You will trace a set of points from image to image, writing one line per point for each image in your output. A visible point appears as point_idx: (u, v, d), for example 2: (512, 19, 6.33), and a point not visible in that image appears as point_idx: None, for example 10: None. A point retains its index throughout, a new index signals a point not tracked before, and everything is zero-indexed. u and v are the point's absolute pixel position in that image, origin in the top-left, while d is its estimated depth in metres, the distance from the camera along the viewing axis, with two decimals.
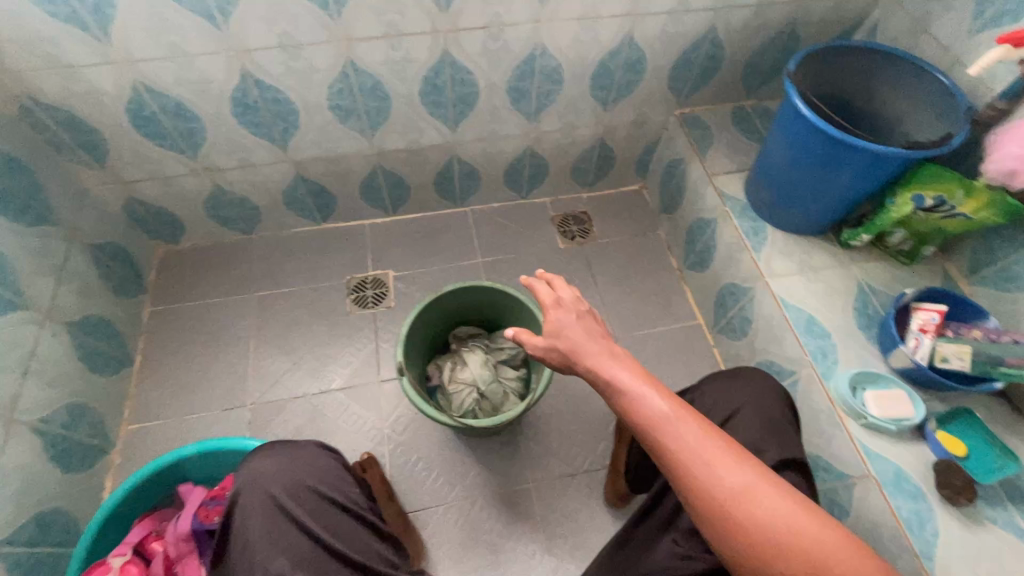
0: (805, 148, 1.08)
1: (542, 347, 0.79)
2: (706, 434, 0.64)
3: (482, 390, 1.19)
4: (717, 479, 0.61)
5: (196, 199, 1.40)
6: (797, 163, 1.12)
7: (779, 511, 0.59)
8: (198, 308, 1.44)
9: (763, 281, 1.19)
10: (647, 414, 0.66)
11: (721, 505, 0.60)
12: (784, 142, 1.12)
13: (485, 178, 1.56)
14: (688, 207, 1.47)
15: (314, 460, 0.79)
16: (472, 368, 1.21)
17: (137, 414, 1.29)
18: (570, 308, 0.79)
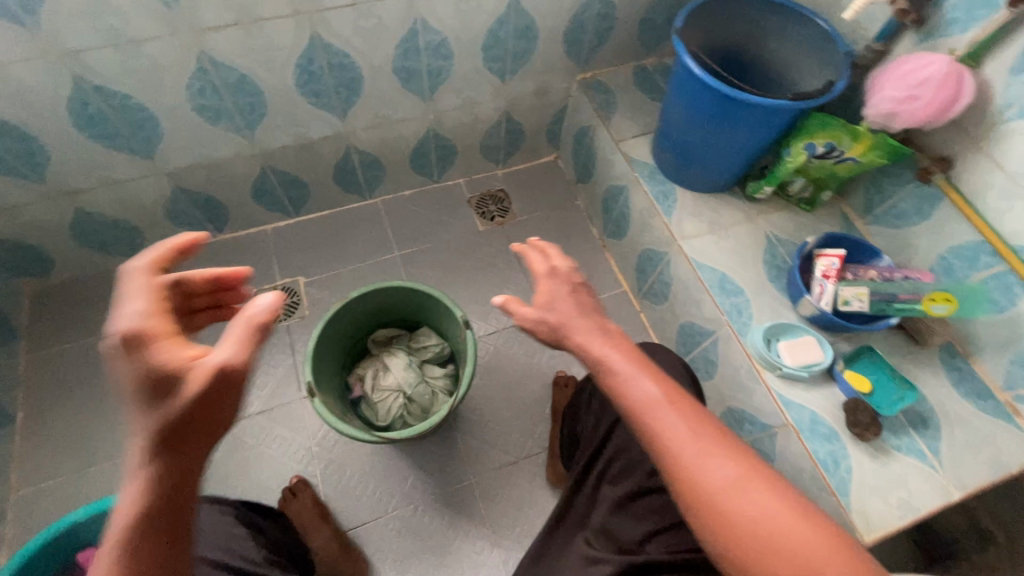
0: (701, 108, 1.07)
1: (525, 320, 0.66)
2: (701, 426, 0.55)
3: (408, 394, 1.14)
4: (710, 476, 0.53)
5: (57, 227, 1.23)
6: (695, 123, 1.10)
7: (779, 519, 0.51)
8: (84, 348, 1.29)
9: (677, 244, 1.18)
10: (638, 400, 0.57)
11: (712, 507, 0.52)
12: (684, 102, 1.10)
13: (390, 166, 1.47)
14: (601, 175, 1.44)
15: (197, 519, 0.73)
16: (394, 373, 1.15)
17: (26, 476, 1.15)
18: (563, 278, 0.67)
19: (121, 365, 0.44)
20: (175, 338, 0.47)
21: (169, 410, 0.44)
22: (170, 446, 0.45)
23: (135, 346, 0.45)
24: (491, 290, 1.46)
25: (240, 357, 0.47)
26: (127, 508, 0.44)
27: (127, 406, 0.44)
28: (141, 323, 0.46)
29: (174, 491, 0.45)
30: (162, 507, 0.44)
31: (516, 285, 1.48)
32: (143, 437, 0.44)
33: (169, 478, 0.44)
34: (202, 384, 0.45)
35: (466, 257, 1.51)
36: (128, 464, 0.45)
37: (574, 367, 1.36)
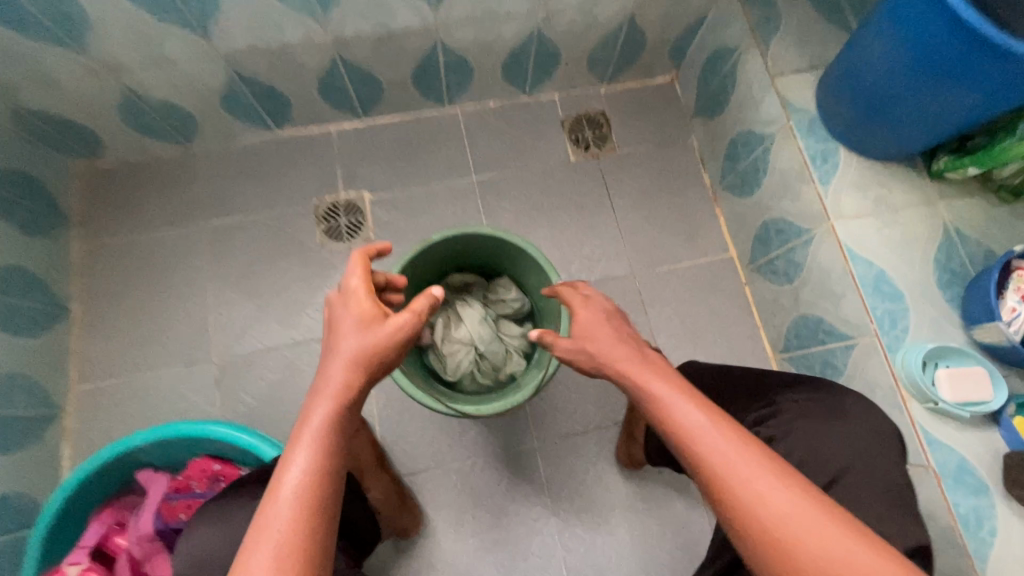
0: (924, 50, 0.78)
1: (568, 353, 0.72)
2: (748, 446, 0.52)
3: (479, 351, 1.02)
4: (762, 499, 0.49)
5: (105, 106, 1.08)
6: (904, 70, 0.82)
7: (837, 543, 0.46)
8: (138, 245, 1.20)
9: (827, 224, 0.96)
10: (679, 419, 0.56)
11: (764, 532, 0.48)
12: (898, 37, 0.80)
13: (479, 72, 1.22)
14: (735, 114, 1.17)
15: None
16: (469, 325, 1.02)
17: (84, 372, 1.13)
18: (598, 308, 0.73)
19: (345, 317, 0.65)
20: (375, 306, 0.66)
21: (370, 343, 0.62)
22: (369, 372, 0.62)
23: (351, 303, 0.66)
24: (577, 235, 1.28)
25: (412, 326, 0.65)
26: (320, 408, 0.59)
27: (340, 342, 0.63)
28: (364, 290, 0.66)
29: (354, 400, 0.61)
30: (345, 409, 0.60)
31: (606, 232, 1.28)
32: (346, 359, 0.62)
33: (358, 391, 0.62)
34: (394, 333, 0.64)
35: (553, 193, 1.30)
36: (322, 372, 0.61)
37: (660, 337, 1.22)
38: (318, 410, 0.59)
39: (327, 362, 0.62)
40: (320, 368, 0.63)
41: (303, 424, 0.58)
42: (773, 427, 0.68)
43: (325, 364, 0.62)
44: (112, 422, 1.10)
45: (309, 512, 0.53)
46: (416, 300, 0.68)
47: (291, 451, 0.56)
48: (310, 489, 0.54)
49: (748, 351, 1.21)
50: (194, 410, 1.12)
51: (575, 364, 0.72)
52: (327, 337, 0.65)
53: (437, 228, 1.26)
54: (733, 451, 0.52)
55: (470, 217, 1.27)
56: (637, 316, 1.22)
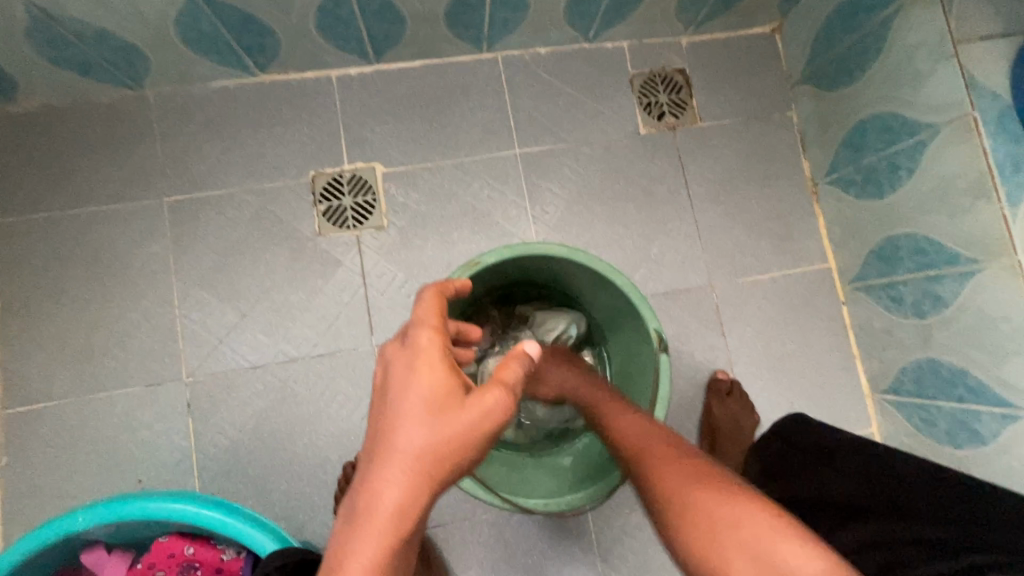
0: None
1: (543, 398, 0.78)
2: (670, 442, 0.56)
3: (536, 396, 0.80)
4: (664, 474, 0.52)
5: (9, 29, 0.75)
6: None
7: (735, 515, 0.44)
8: (75, 222, 0.91)
9: (1013, 259, 0.71)
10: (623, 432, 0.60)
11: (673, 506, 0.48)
12: None
13: (535, 6, 0.90)
14: (874, 88, 0.89)
15: None
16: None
17: (14, 391, 0.87)
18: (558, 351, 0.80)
19: (404, 390, 0.43)
20: (455, 375, 0.44)
21: (443, 439, 0.41)
22: (439, 484, 0.41)
23: (417, 367, 0.44)
24: (645, 233, 1.01)
25: (505, 410, 0.44)
26: (364, 553, 0.38)
27: (397, 435, 0.41)
28: (438, 350, 0.45)
29: (417, 527, 0.40)
30: (404, 546, 0.39)
31: (680, 230, 1.02)
32: (406, 464, 0.40)
33: (425, 515, 0.40)
34: (482, 422, 0.43)
35: (616, 175, 1.02)
36: (368, 476, 0.40)
37: (739, 366, 1.00)
38: (360, 553, 0.38)
39: (378, 466, 0.40)
40: (364, 470, 0.41)
41: (335, 572, 0.37)
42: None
43: (375, 466, 0.41)
44: (53, 457, 0.86)
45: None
46: (508, 365, 0.47)
47: None
48: None
49: (843, 387, 1.00)
50: (160, 442, 0.88)
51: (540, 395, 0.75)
52: (379, 417, 0.43)
53: (468, 215, 0.98)
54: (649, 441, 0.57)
55: (511, 203, 0.99)
56: (712, 338, 1.00)
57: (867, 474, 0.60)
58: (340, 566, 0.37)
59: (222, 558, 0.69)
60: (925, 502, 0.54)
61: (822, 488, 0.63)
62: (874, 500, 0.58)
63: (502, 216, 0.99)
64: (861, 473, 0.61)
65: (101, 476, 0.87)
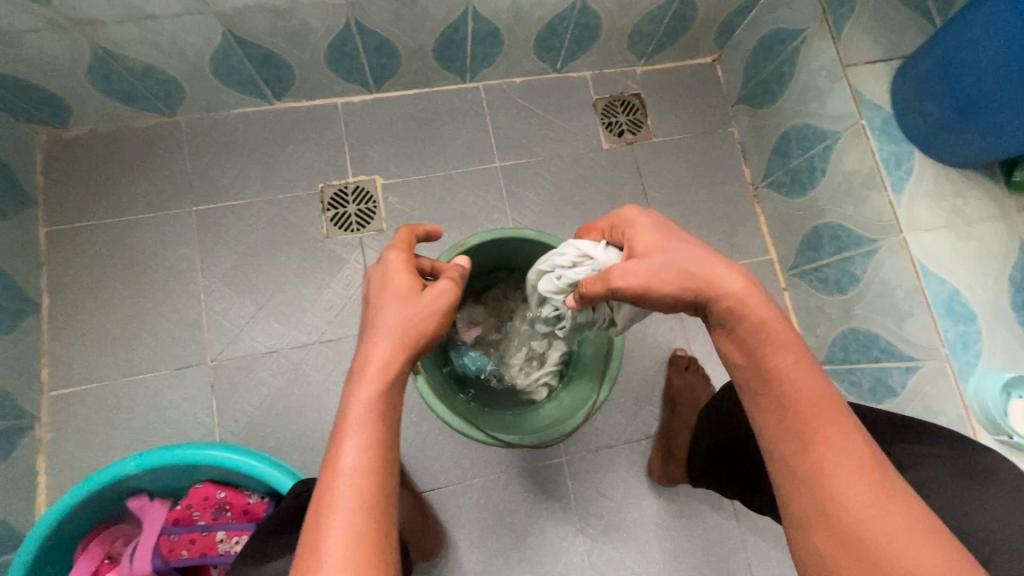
0: None
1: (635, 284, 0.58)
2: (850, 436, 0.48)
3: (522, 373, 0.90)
4: (833, 446, 0.48)
5: (72, 66, 0.91)
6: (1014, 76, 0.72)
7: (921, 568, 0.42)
8: (114, 228, 1.05)
9: (899, 236, 0.88)
10: (787, 380, 0.51)
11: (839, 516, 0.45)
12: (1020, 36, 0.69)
13: (510, 43, 1.08)
14: (793, 104, 1.07)
15: None
16: (517, 354, 0.90)
17: (58, 375, 0.99)
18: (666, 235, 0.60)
19: (381, 288, 0.55)
20: (414, 276, 0.56)
21: (413, 315, 0.53)
22: (413, 349, 0.52)
23: (388, 272, 0.56)
24: None
25: (453, 293, 0.56)
26: (361, 396, 0.48)
27: (379, 314, 0.53)
28: (402, 258, 0.57)
29: (401, 376, 0.51)
30: (392, 391, 0.50)
31: None
32: (388, 334, 0.51)
33: (405, 369, 0.51)
34: (437, 302, 0.54)
35: (584, 184, 1.19)
36: (362, 345, 0.51)
37: (695, 344, 1.14)
38: (358, 398, 0.48)
39: (367, 336, 0.52)
40: (358, 346, 0.52)
41: (344, 413, 0.47)
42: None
43: (364, 341, 0.52)
44: (92, 433, 0.98)
45: (369, 528, 0.43)
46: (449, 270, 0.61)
47: (335, 444, 0.46)
48: (372, 470, 0.45)
49: None
50: (186, 419, 1.00)
51: (651, 294, 0.58)
52: (365, 312, 0.54)
53: (457, 219, 1.13)
54: (837, 437, 0.48)
55: (493, 208, 1.15)
56: (671, 320, 1.14)
57: None
58: (346, 410, 0.48)
59: (249, 502, 0.81)
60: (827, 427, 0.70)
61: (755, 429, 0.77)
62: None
63: (485, 219, 1.14)
64: None
65: (134, 449, 0.98)
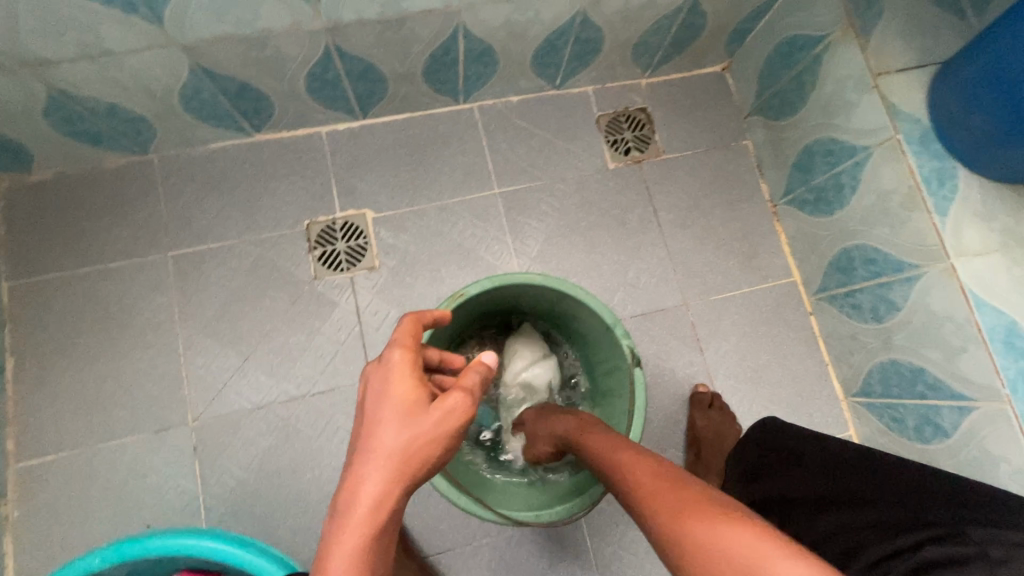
0: None
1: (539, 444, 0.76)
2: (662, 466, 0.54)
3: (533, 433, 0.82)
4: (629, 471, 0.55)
5: (28, 109, 0.83)
6: None
7: (718, 530, 0.41)
8: (84, 280, 0.97)
9: (946, 263, 0.79)
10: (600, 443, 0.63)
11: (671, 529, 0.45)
12: None
13: (505, 61, 1.00)
14: (815, 116, 0.98)
15: None
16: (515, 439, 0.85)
17: (26, 445, 0.91)
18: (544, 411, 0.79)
19: (377, 399, 0.46)
20: (420, 382, 0.47)
21: (414, 438, 0.44)
22: (411, 481, 0.43)
23: (388, 377, 0.47)
24: (620, 258, 1.08)
25: (466, 408, 0.47)
26: (344, 545, 0.40)
27: (372, 435, 0.44)
28: (408, 358, 0.48)
29: (395, 519, 0.42)
30: (384, 539, 0.41)
31: (653, 253, 1.09)
32: (383, 464, 0.43)
33: (402, 508, 0.43)
34: (445, 421, 0.45)
35: (591, 208, 1.10)
36: (351, 472, 0.43)
37: (719, 378, 1.05)
38: (340, 548, 0.40)
39: (359, 466, 0.43)
40: (346, 471, 0.44)
41: (323, 567, 0.39)
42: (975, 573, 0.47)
43: (353, 466, 0.43)
44: (64, 507, 0.89)
45: None
46: (467, 372, 0.50)
47: None
48: None
49: (818, 392, 1.05)
50: (168, 487, 0.91)
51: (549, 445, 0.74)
52: (358, 425, 0.46)
53: (455, 252, 1.05)
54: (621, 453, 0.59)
55: (494, 238, 1.07)
56: (691, 353, 1.05)
57: (827, 472, 0.65)
58: (325, 563, 0.39)
59: None
60: (875, 491, 0.60)
61: (794, 487, 0.67)
62: (834, 492, 0.63)
63: (486, 251, 1.06)
64: (822, 467, 0.66)
65: (110, 523, 0.89)
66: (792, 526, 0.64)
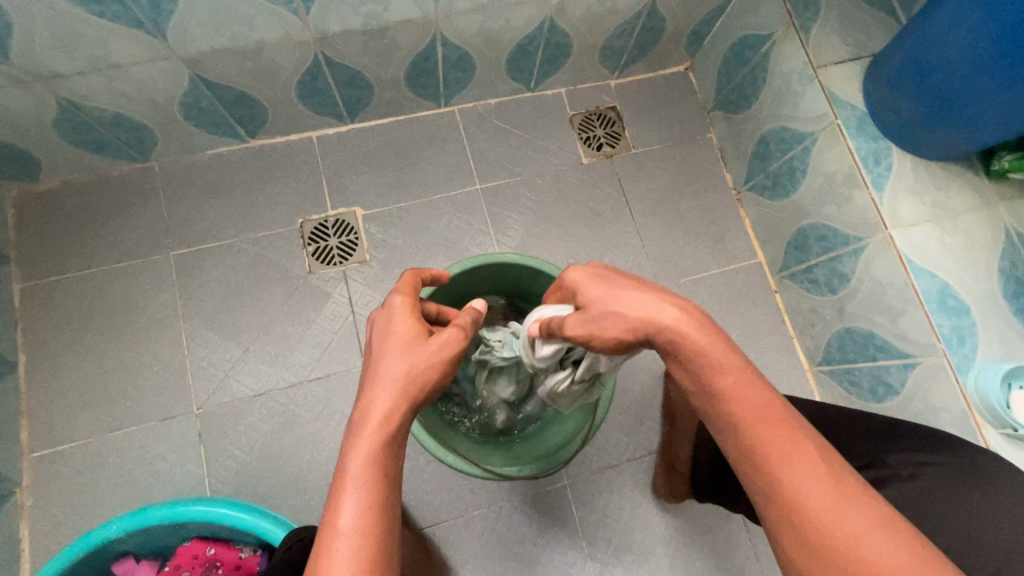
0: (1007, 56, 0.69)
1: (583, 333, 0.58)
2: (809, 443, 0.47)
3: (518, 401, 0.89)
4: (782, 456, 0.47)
5: (38, 120, 0.90)
6: (980, 73, 0.73)
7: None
8: (91, 280, 1.03)
9: (886, 233, 0.87)
10: (733, 387, 0.50)
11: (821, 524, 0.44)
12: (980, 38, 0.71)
13: (481, 66, 1.08)
14: (768, 108, 1.07)
15: None
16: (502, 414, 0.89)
17: (38, 436, 0.96)
18: (611, 285, 0.58)
19: (382, 336, 0.53)
20: (418, 322, 0.55)
21: (415, 364, 0.51)
22: (414, 400, 0.50)
23: (391, 317, 0.55)
24: (596, 246, 1.16)
25: (459, 341, 0.54)
26: (359, 451, 0.46)
27: (380, 364, 0.51)
28: (406, 302, 0.56)
29: (401, 431, 0.49)
30: (392, 447, 0.47)
31: (626, 240, 1.17)
32: (388, 384, 0.49)
33: (406, 423, 0.49)
34: (442, 350, 0.52)
35: (567, 201, 1.18)
36: (364, 395, 0.50)
37: None
38: (356, 454, 0.46)
39: (369, 388, 0.50)
40: (359, 395, 0.50)
41: (341, 471, 0.45)
42: (888, 494, 0.57)
43: (365, 391, 0.50)
44: (75, 494, 0.94)
45: None
46: (459, 316, 0.58)
47: (334, 505, 0.44)
48: (370, 530, 0.43)
49: (785, 364, 1.13)
50: (174, 472, 0.97)
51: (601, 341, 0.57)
52: (366, 360, 0.53)
53: (440, 244, 1.12)
54: (758, 409, 0.49)
55: (477, 231, 1.14)
56: None
57: None
58: (345, 466, 0.46)
59: (241, 556, 0.79)
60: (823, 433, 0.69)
61: None
62: None
63: (470, 243, 1.13)
64: None
65: (121, 507, 0.94)
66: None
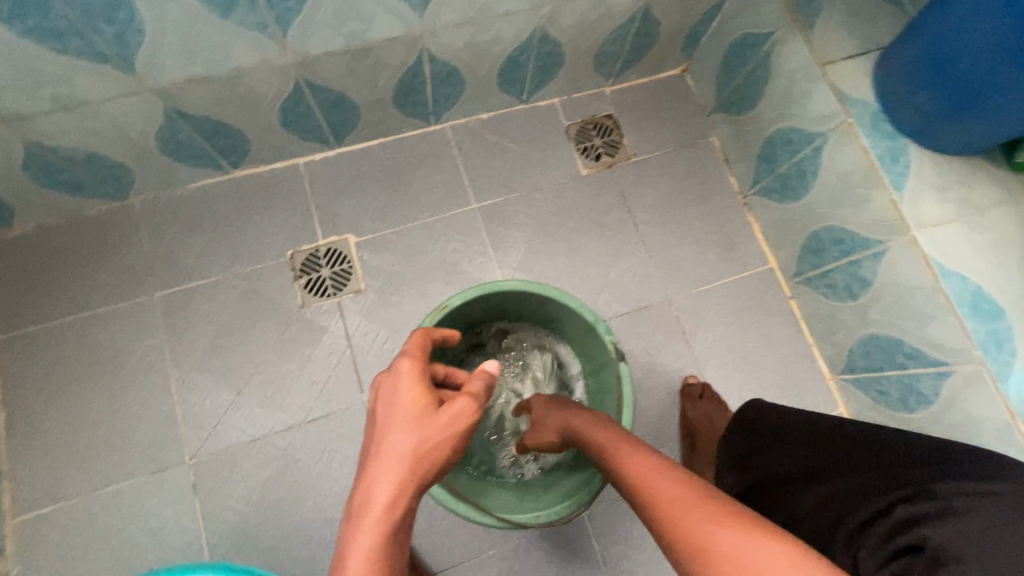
0: None
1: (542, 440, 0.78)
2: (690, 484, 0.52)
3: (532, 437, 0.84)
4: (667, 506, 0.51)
5: (6, 164, 0.85)
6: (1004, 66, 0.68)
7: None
8: (72, 328, 0.98)
9: (908, 235, 0.83)
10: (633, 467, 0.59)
11: (689, 542, 0.47)
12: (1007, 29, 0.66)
13: (471, 81, 1.04)
14: (772, 109, 1.03)
15: None
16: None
17: (22, 498, 0.90)
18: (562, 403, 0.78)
19: (386, 408, 0.48)
20: (428, 390, 0.49)
21: (424, 440, 0.45)
22: (421, 482, 0.44)
23: (398, 385, 0.49)
24: (601, 260, 1.11)
25: (473, 412, 0.49)
26: (360, 545, 0.41)
27: (381, 443, 0.46)
28: (415, 366, 0.50)
29: (407, 519, 0.43)
30: (397, 538, 0.42)
31: (632, 252, 1.12)
32: (394, 464, 0.44)
33: (412, 507, 0.44)
34: (452, 426, 0.47)
35: (568, 215, 1.13)
36: (363, 477, 0.44)
37: (708, 369, 1.07)
38: (357, 549, 0.40)
39: (370, 470, 0.44)
40: (359, 476, 0.45)
41: (338, 570, 0.40)
42: (938, 527, 0.48)
43: (365, 472, 0.45)
44: (64, 558, 0.88)
45: None
46: (472, 381, 0.53)
47: None
48: None
49: (806, 374, 1.07)
50: (168, 527, 0.91)
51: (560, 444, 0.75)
52: (368, 435, 0.48)
53: (439, 268, 1.07)
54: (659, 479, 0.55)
55: (476, 252, 1.09)
56: (679, 347, 1.07)
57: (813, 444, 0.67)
58: (342, 562, 0.40)
59: None
60: (857, 460, 0.62)
61: (783, 466, 0.70)
62: (819, 465, 0.65)
63: (469, 265, 1.08)
64: (806, 442, 0.69)
65: (113, 569, 0.89)
66: (788, 504, 0.66)
